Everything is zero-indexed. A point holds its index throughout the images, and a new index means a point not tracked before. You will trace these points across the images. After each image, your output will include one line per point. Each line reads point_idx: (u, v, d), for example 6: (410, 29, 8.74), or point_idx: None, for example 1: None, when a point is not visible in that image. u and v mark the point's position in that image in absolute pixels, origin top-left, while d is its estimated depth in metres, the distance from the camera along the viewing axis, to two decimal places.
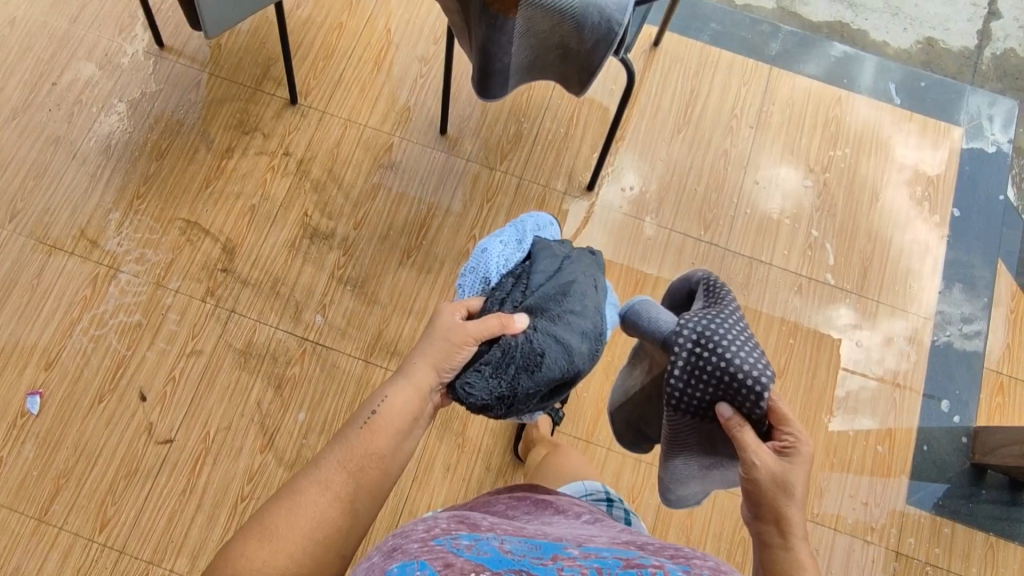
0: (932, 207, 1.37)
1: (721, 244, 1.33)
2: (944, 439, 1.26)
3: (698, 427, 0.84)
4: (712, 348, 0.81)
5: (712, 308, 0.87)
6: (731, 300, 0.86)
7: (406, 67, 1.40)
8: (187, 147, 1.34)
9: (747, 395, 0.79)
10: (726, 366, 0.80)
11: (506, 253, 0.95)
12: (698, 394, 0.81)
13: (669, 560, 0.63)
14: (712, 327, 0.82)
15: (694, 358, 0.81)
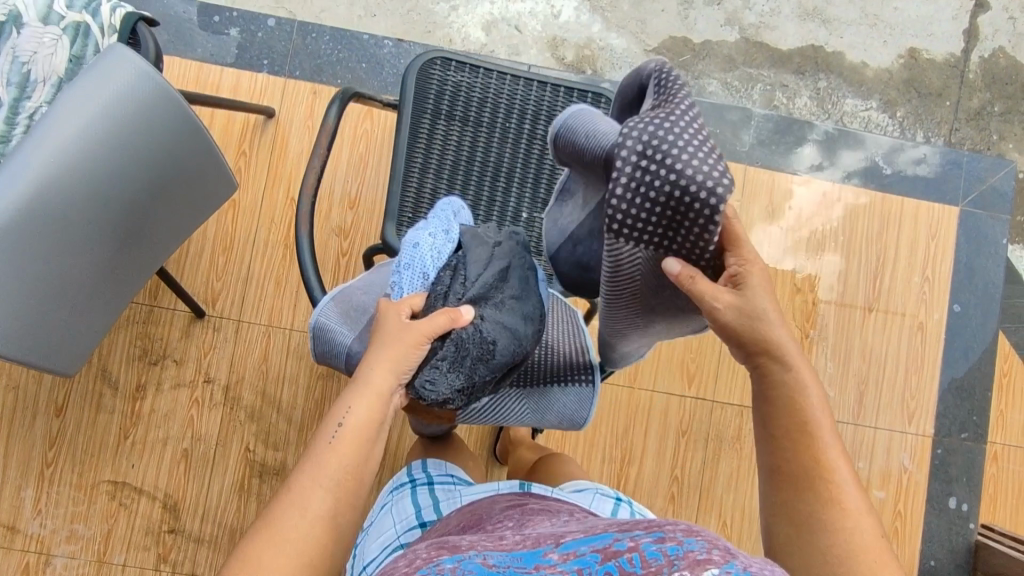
0: (928, 306, 1.26)
1: (708, 396, 1.22)
2: (945, 556, 1.25)
3: (644, 261, 0.58)
4: (661, 159, 0.49)
5: (660, 107, 0.52)
6: (687, 99, 0.52)
7: (324, 246, 1.18)
8: (89, 394, 1.14)
9: (699, 215, 0.51)
10: (676, 177, 0.49)
11: (437, 244, 0.68)
12: (642, 222, 0.52)
13: (645, 526, 0.42)
14: (665, 128, 0.49)
15: (639, 174, 0.50)
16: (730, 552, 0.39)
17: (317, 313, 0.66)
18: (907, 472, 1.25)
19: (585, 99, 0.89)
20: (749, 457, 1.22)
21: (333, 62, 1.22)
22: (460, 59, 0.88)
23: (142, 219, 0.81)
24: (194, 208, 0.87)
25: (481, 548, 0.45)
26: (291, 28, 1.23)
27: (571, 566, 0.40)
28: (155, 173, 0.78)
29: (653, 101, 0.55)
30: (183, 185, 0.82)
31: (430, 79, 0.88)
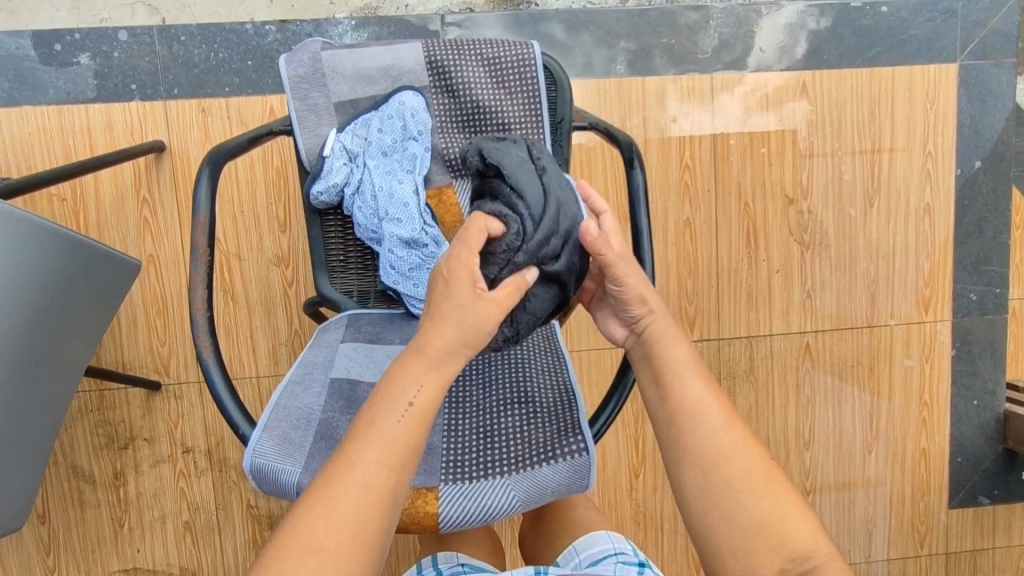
0: (931, 186, 1.15)
1: (712, 337, 1.13)
2: (977, 435, 1.18)
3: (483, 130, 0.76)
4: (455, 76, 0.75)
5: (453, 83, 0.75)
6: (455, 64, 0.75)
7: (266, 282, 1.08)
8: (68, 494, 1.07)
9: (506, 66, 0.75)
10: (473, 87, 0.75)
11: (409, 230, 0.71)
12: (474, 98, 0.75)
13: None
14: (454, 71, 0.75)
15: (457, 80, 0.75)
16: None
17: (252, 451, 0.56)
18: (927, 360, 1.16)
19: (521, 64, 0.75)
20: (764, 389, 1.15)
21: (216, 67, 1.08)
22: (355, 69, 0.74)
23: (23, 341, 0.69)
24: (95, 311, 0.76)
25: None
26: (151, 37, 1.08)
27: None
28: (4, 285, 0.66)
29: (439, 85, 0.75)
30: (57, 287, 0.71)
31: (331, 85, 0.74)
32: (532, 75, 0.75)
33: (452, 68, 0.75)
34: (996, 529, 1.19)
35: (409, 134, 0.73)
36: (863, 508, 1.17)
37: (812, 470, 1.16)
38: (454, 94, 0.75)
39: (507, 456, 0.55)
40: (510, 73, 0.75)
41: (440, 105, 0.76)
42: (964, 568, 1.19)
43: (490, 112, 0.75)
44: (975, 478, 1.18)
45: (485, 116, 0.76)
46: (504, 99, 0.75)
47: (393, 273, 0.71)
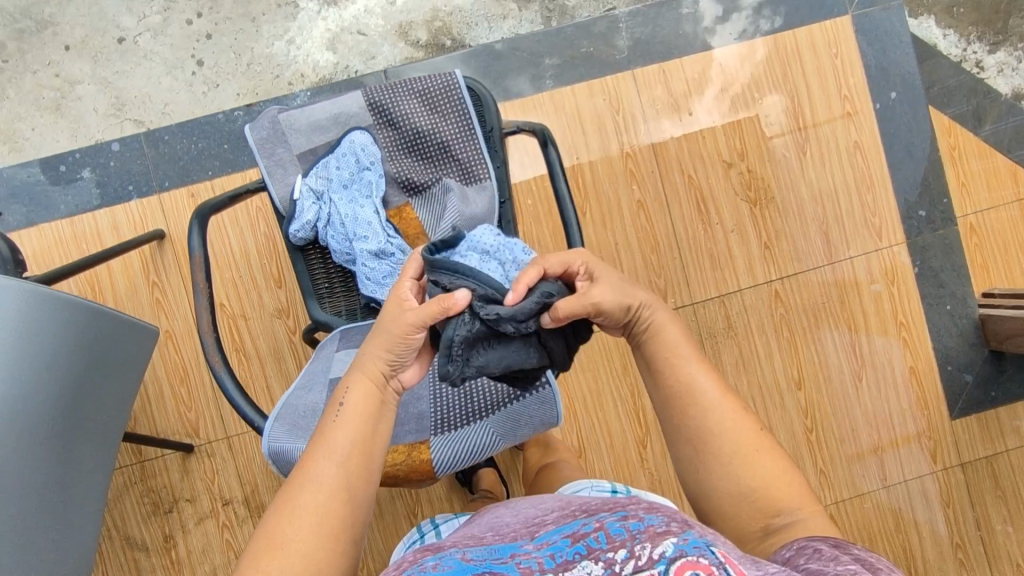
0: (855, 126, 1.24)
1: (687, 304, 1.21)
2: (958, 344, 1.23)
3: (428, 152, 0.87)
4: (394, 112, 0.86)
5: (393, 118, 0.86)
6: (391, 102, 0.86)
7: (272, 333, 1.19)
8: (125, 564, 1.16)
9: (436, 92, 0.86)
10: (411, 117, 0.86)
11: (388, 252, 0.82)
12: (413, 126, 0.86)
13: (607, 509, 0.57)
14: (392, 107, 0.86)
15: (396, 115, 0.86)
16: (687, 520, 0.53)
17: (267, 438, 0.64)
18: (893, 284, 1.23)
19: (449, 88, 0.85)
20: (746, 341, 1.22)
21: (198, 156, 1.22)
22: (309, 123, 0.86)
23: (58, 403, 0.80)
24: (122, 374, 0.88)
25: (461, 546, 0.59)
26: (139, 144, 1.23)
27: (546, 553, 0.54)
28: (38, 353, 0.77)
29: (382, 122, 0.87)
30: (82, 351, 0.81)
31: (291, 139, 0.86)
32: (460, 96, 0.85)
33: (390, 106, 0.86)
34: (1003, 431, 1.23)
35: (363, 165, 0.85)
36: (867, 435, 1.22)
37: (809, 409, 1.22)
38: (396, 127, 0.86)
39: (486, 403, 0.63)
40: (441, 97, 0.86)
41: (386, 139, 0.87)
42: (984, 476, 1.22)
43: (430, 135, 0.86)
44: (968, 386, 1.23)
45: (427, 140, 0.86)
46: (440, 122, 0.86)
47: (369, 282, 0.82)
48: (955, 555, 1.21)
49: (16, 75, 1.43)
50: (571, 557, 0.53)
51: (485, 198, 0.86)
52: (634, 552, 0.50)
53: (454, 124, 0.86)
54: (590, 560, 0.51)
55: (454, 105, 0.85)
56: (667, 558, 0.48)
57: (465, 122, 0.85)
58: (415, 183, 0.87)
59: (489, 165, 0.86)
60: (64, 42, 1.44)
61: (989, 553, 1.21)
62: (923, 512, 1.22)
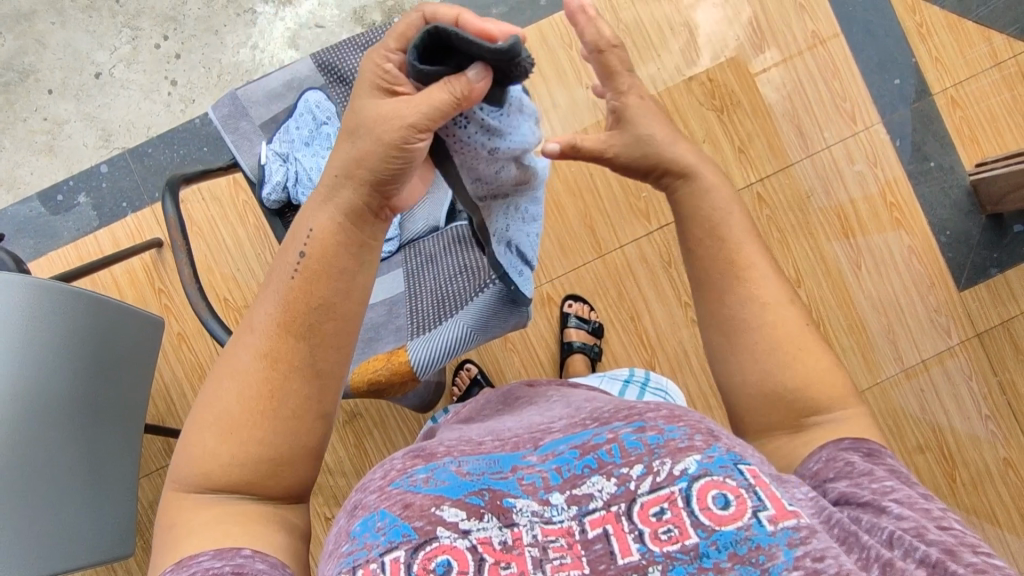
0: (810, 15, 1.23)
1: (671, 221, 1.22)
2: (953, 214, 1.22)
3: None
4: (340, 71, 0.89)
5: (342, 75, 0.89)
6: (336, 59, 0.89)
7: None
8: None
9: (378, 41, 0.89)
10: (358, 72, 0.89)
11: None
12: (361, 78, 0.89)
13: (622, 414, 0.49)
14: (338, 64, 0.89)
15: (342, 74, 0.89)
16: (710, 426, 0.48)
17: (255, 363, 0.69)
18: (876, 166, 1.21)
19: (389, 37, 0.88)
20: None
21: (182, 163, 1.30)
22: (265, 93, 0.90)
23: (79, 386, 0.86)
24: (135, 364, 0.94)
25: (456, 454, 0.49)
26: (126, 161, 1.31)
27: (551, 465, 0.47)
28: (48, 340, 0.82)
29: (334, 83, 0.90)
30: (94, 335, 0.87)
31: (252, 112, 0.90)
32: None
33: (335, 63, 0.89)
34: (1014, 293, 1.20)
35: (320, 121, 0.89)
36: (876, 322, 1.21)
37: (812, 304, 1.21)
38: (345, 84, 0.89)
39: (456, 303, 0.67)
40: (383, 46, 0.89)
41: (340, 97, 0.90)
42: (1003, 341, 1.20)
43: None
44: (971, 255, 1.21)
45: None
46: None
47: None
48: (986, 426, 1.20)
49: (9, 126, 1.52)
50: (581, 471, 0.46)
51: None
52: (652, 469, 0.45)
53: None
54: (601, 474, 0.46)
55: None
56: (689, 475, 0.45)
57: None
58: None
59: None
60: (47, 87, 1.52)
61: (1020, 418, 1.20)
62: (945, 388, 1.20)
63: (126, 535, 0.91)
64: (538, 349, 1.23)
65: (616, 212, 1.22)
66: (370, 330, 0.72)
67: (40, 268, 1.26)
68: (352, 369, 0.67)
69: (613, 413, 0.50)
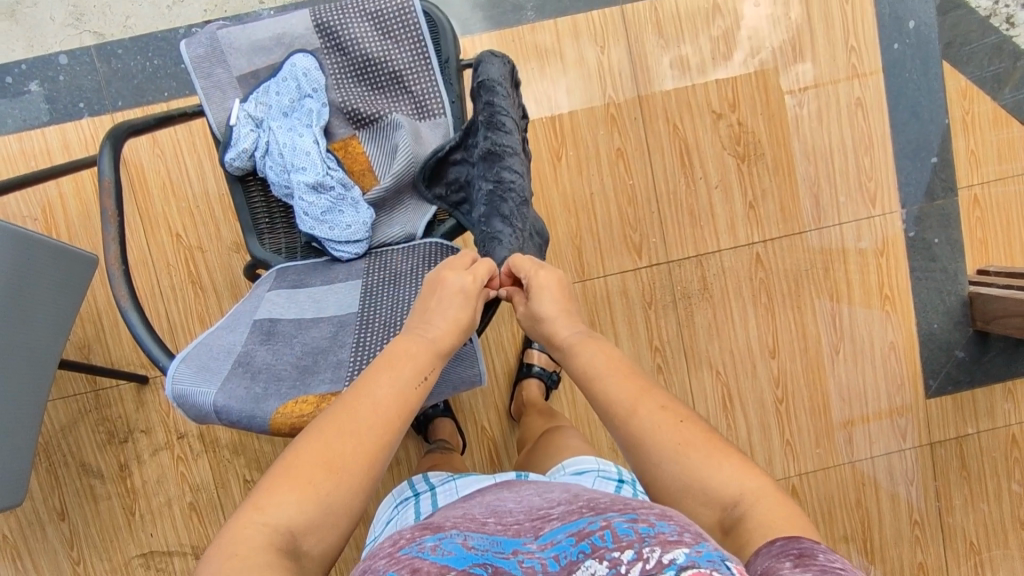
0: (857, 81, 1.15)
1: (662, 262, 1.16)
2: (944, 322, 1.18)
3: (375, 87, 0.81)
4: (340, 36, 0.79)
5: (341, 41, 0.79)
6: (339, 22, 0.78)
7: (229, 266, 1.16)
8: (82, 490, 1.16)
9: (389, 12, 0.78)
10: (358, 43, 0.79)
11: (327, 197, 0.76)
12: (361, 50, 0.79)
13: (617, 508, 0.44)
14: (340, 29, 0.78)
15: (340, 39, 0.79)
16: (703, 533, 0.41)
17: (171, 380, 0.61)
18: (882, 254, 1.16)
19: (402, 9, 0.77)
20: (720, 303, 1.17)
21: (154, 76, 1.18)
22: (249, 44, 0.79)
23: None
24: (57, 302, 0.86)
25: (464, 531, 0.46)
26: (90, 57, 1.18)
27: (550, 555, 0.41)
28: None
29: (330, 46, 0.80)
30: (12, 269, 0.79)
31: (229, 60, 0.79)
32: (414, 21, 0.77)
33: (336, 26, 0.78)
34: (978, 412, 1.19)
35: (304, 92, 0.79)
36: (839, 409, 1.18)
37: (781, 378, 1.17)
38: (344, 52, 0.79)
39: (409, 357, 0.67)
40: (392, 19, 0.78)
41: (336, 65, 0.80)
42: (954, 455, 1.19)
43: (379, 63, 0.79)
44: (948, 365, 1.18)
45: (378, 69, 0.80)
46: (392, 48, 0.78)
47: (307, 219, 0.77)
48: (913, 532, 1.20)
49: None
50: (575, 557, 0.40)
51: (438, 136, 0.81)
52: (641, 553, 0.38)
53: (405, 49, 0.78)
54: (593, 559, 0.39)
55: (409, 28, 0.78)
56: (678, 565, 0.36)
57: (423, 48, 0.78)
58: (361, 114, 0.81)
59: (443, 99, 0.80)
60: None
61: (946, 532, 1.20)
62: (886, 488, 1.19)
63: (16, 482, 0.84)
64: (497, 362, 1.16)
65: (609, 240, 1.15)
66: (307, 358, 0.67)
67: None
68: (275, 406, 0.62)
69: (612, 505, 0.46)
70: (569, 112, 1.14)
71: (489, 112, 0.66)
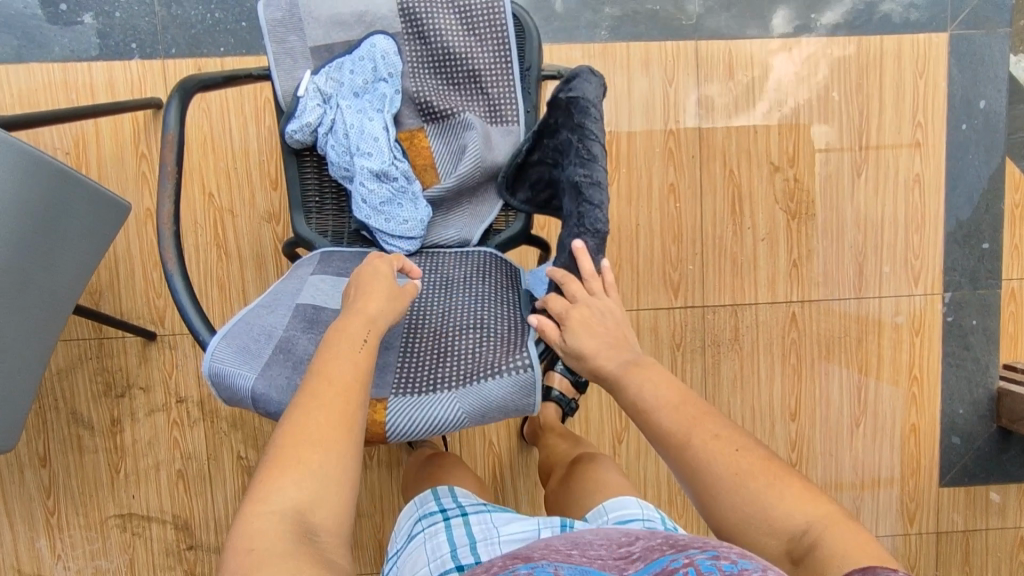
0: (922, 158, 1.13)
1: (698, 305, 1.14)
2: (967, 412, 1.16)
3: (450, 82, 0.77)
4: (423, 24, 0.75)
5: (423, 29, 0.75)
6: (424, 10, 0.74)
7: (258, 237, 1.11)
8: (69, 439, 1.12)
9: (479, 8, 0.74)
10: (441, 34, 0.75)
11: (389, 187, 0.74)
12: (443, 41, 0.75)
13: (698, 545, 0.42)
14: (424, 16, 0.75)
15: (423, 27, 0.75)
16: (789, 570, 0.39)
17: (209, 356, 0.59)
18: (916, 334, 1.15)
19: (493, 7, 0.74)
20: (748, 357, 1.15)
21: (212, 29, 1.07)
22: (330, 15, 0.75)
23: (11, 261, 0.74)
24: (84, 252, 0.82)
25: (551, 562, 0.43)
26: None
27: None
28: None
29: (410, 32, 0.75)
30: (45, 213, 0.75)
31: (307, 28, 0.75)
32: (502, 22, 0.74)
33: (421, 13, 0.74)
34: (985, 508, 1.18)
35: (379, 75, 0.75)
36: (849, 482, 1.16)
37: (796, 441, 1.16)
38: (424, 40, 0.75)
39: (456, 372, 0.60)
40: (480, 15, 0.74)
41: (413, 52, 0.76)
42: (954, 547, 1.18)
43: (459, 58, 0.75)
44: (964, 456, 1.17)
45: (457, 64, 0.76)
46: (475, 46, 0.75)
47: (364, 207, 0.74)
48: None
49: None
50: None
51: (508, 144, 0.77)
52: None
53: (489, 49, 0.75)
54: None
55: (496, 27, 0.74)
56: None
57: (508, 51, 0.75)
58: (433, 109, 0.77)
59: (518, 107, 0.77)
60: None
61: None
62: None
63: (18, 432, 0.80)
64: None
65: (648, 275, 1.13)
66: None
67: (14, 77, 1.04)
68: None
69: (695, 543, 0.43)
70: (630, 140, 1.11)
71: (580, 134, 0.60)
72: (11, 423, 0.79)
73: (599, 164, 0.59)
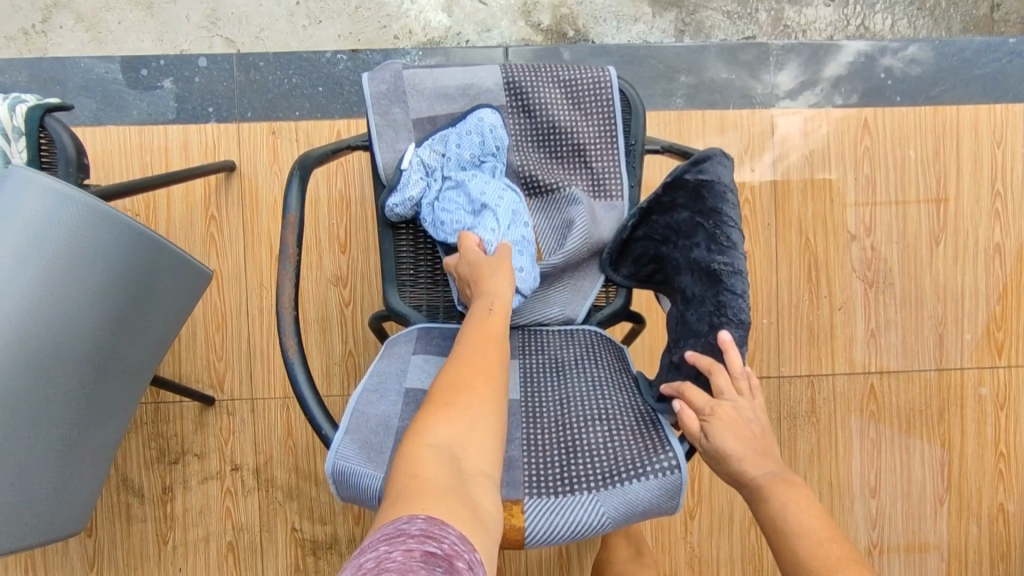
0: (1000, 228, 1.11)
1: (774, 375, 1.10)
2: None
3: (553, 155, 0.76)
4: (529, 99, 0.74)
5: (529, 104, 0.74)
6: (530, 85, 0.74)
7: (324, 300, 1.09)
8: (117, 508, 1.07)
9: (585, 83, 0.74)
10: (547, 108, 0.74)
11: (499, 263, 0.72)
12: (549, 115, 0.74)
13: None
14: (530, 92, 0.74)
15: (529, 102, 0.74)
16: None
17: (334, 455, 0.58)
18: (1002, 408, 1.11)
19: (600, 83, 0.74)
20: (827, 430, 1.10)
21: (288, 93, 1.09)
22: (434, 88, 0.74)
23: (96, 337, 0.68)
24: (165, 325, 0.76)
25: None
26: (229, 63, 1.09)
27: None
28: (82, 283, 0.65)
29: (514, 107, 0.75)
30: (134, 285, 0.70)
31: (411, 102, 0.73)
32: (609, 97, 0.73)
33: (528, 88, 0.74)
34: None
35: (487, 150, 0.73)
36: (936, 565, 1.10)
37: (878, 521, 1.10)
38: (530, 115, 0.75)
39: (594, 472, 0.60)
40: (587, 91, 0.74)
41: (517, 126, 0.75)
42: None
43: (564, 132, 0.74)
44: None
45: (562, 138, 0.75)
46: (581, 120, 0.74)
47: None
48: None
49: None
50: None
51: (613, 218, 0.75)
52: None
53: (595, 123, 0.74)
54: None
55: (603, 102, 0.74)
56: None
57: (615, 125, 0.74)
58: (536, 182, 0.75)
59: (623, 181, 0.75)
60: None
61: None
62: None
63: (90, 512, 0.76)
64: None
65: None
66: None
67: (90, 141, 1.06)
68: None
69: None
70: None
71: (715, 220, 0.59)
72: (83, 503, 0.74)
73: (739, 251, 0.57)
